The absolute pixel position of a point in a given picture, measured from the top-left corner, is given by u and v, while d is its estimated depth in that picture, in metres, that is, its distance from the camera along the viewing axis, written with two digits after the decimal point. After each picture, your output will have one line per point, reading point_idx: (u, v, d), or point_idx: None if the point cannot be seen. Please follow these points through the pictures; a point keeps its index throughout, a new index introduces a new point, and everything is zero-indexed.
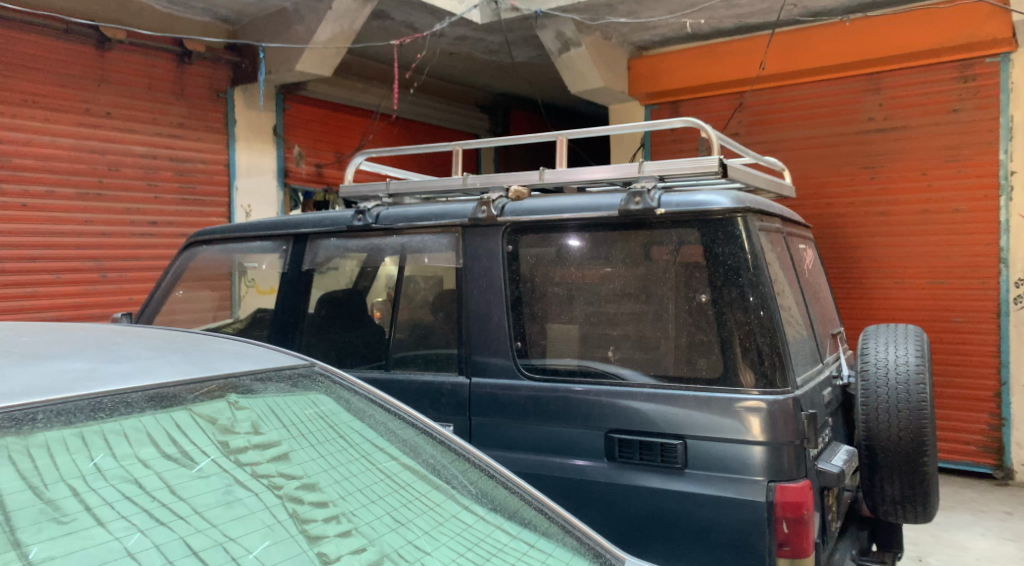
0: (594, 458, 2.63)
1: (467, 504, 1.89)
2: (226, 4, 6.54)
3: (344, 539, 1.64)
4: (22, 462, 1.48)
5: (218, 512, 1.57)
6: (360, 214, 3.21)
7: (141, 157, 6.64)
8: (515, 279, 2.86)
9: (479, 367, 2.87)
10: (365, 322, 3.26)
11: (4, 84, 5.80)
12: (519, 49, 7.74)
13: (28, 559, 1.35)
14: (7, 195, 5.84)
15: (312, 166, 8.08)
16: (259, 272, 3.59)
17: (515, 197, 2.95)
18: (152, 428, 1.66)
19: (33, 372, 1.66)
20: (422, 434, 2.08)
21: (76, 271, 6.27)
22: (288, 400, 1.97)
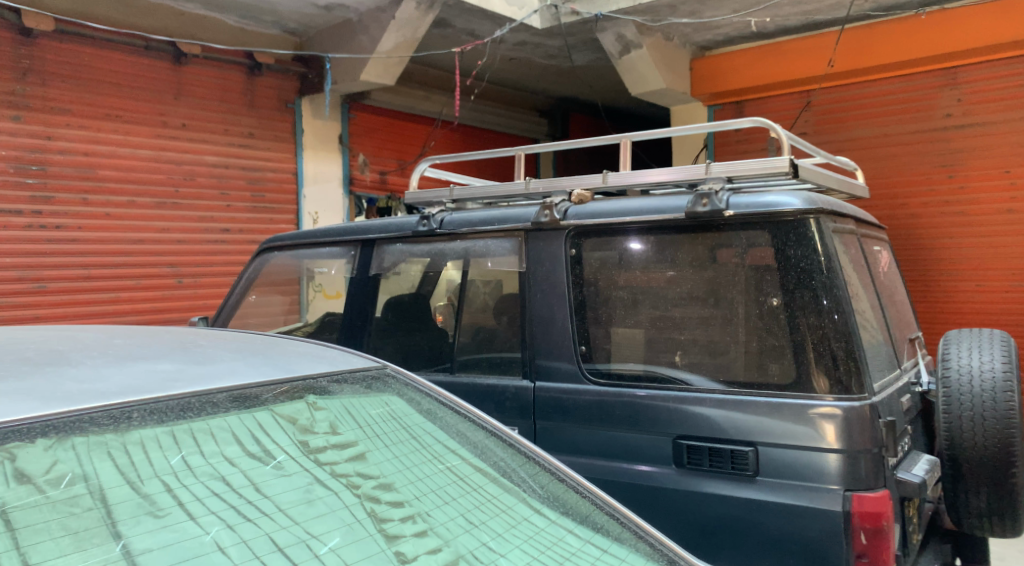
0: (660, 463, 2.61)
1: (539, 507, 1.90)
2: (295, 17, 6.72)
3: (420, 539, 1.67)
4: (119, 457, 1.55)
5: (301, 510, 1.61)
6: (425, 219, 3.25)
7: (214, 167, 6.87)
8: (579, 282, 2.86)
9: (543, 371, 2.88)
10: (428, 326, 3.32)
11: (89, 99, 6.07)
12: (580, 53, 7.74)
13: (128, 550, 1.41)
14: (91, 204, 6.10)
15: (376, 173, 8.22)
16: (327, 277, 3.68)
17: (578, 201, 2.96)
18: (236, 427, 1.72)
19: (127, 372, 1.74)
20: (493, 436, 2.09)
21: (154, 278, 6.51)
22: (362, 400, 2.01)
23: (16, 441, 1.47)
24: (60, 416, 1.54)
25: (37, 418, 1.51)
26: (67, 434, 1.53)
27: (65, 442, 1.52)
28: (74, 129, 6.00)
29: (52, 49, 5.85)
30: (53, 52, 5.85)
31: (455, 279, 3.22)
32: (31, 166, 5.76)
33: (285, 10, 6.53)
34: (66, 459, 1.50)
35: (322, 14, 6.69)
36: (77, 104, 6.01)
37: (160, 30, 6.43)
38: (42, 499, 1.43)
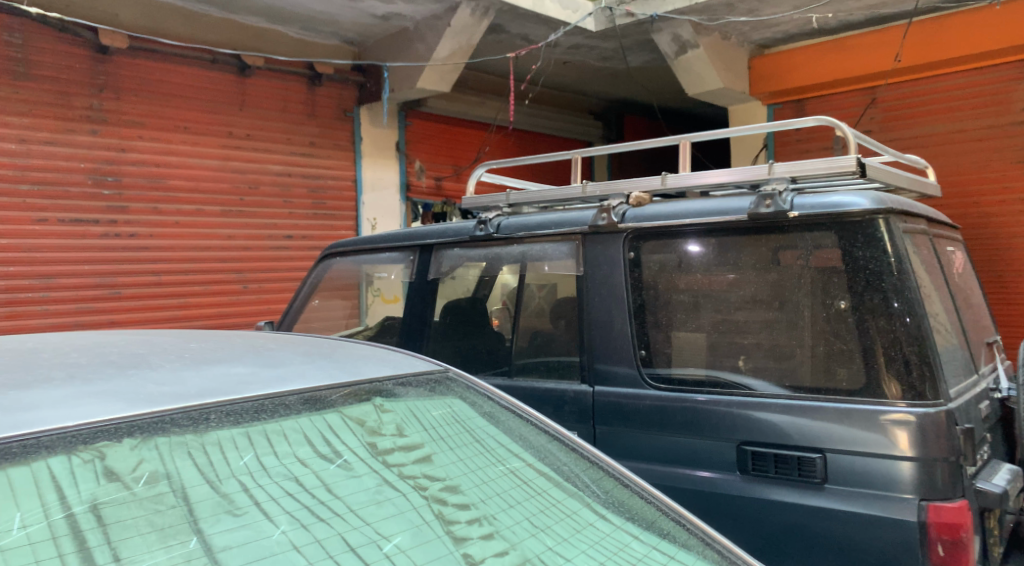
0: (723, 470, 2.57)
1: (605, 513, 1.89)
2: (354, 27, 6.85)
3: (487, 542, 1.68)
4: (198, 457, 1.60)
5: (371, 510, 1.64)
6: (482, 224, 3.28)
7: (277, 176, 7.04)
8: (637, 286, 2.84)
9: (602, 376, 2.86)
10: (485, 331, 3.35)
11: (160, 112, 6.28)
12: (635, 54, 7.69)
13: (208, 546, 1.46)
14: (162, 213, 6.31)
15: (432, 179, 8.31)
16: (385, 282, 3.74)
17: (636, 203, 2.95)
18: (308, 429, 1.76)
19: (205, 375, 1.80)
20: (555, 440, 2.09)
21: (220, 283, 6.70)
22: (426, 403, 2.04)
23: (104, 440, 1.54)
24: (144, 417, 1.60)
25: (122, 419, 1.58)
26: (150, 434, 1.59)
27: (149, 442, 1.58)
28: (146, 141, 6.21)
29: (125, 65, 6.07)
30: (126, 68, 6.07)
31: (511, 283, 3.23)
32: (107, 177, 5.99)
33: (344, 20, 6.66)
34: (151, 458, 1.56)
35: (380, 24, 6.80)
36: (148, 117, 6.22)
37: (226, 44, 6.61)
38: (130, 496, 1.49)
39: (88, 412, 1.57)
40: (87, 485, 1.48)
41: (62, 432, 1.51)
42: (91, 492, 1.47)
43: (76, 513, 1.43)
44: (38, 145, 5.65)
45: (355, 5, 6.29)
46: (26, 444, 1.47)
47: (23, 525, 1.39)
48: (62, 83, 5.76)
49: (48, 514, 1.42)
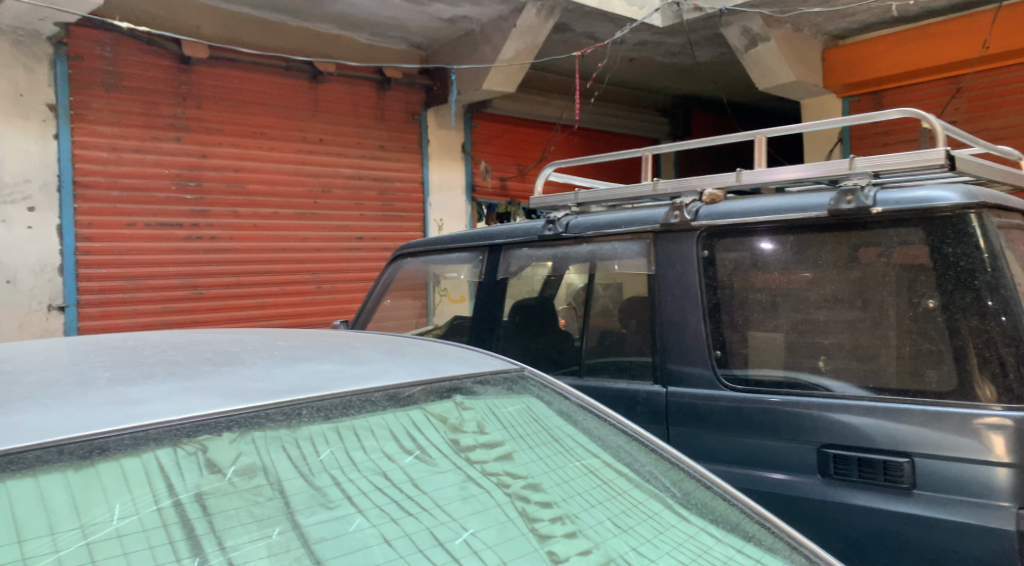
0: (803, 473, 2.51)
1: (688, 515, 1.86)
2: (421, 31, 6.94)
3: (572, 540, 1.68)
4: (291, 449, 1.65)
5: (457, 506, 1.67)
6: (551, 224, 3.28)
7: (348, 179, 7.19)
8: (712, 285, 2.79)
9: (676, 376, 2.83)
10: (553, 330, 3.35)
11: (238, 118, 6.48)
12: (703, 49, 7.58)
13: (304, 538, 1.50)
14: (241, 216, 6.51)
15: (497, 179, 8.36)
16: (455, 282, 3.78)
17: (709, 200, 2.88)
18: (393, 425, 1.79)
19: (295, 372, 1.86)
20: (634, 441, 2.08)
21: (296, 284, 6.89)
22: (505, 402, 2.06)
23: (206, 434, 1.59)
24: (241, 412, 1.66)
25: (222, 413, 1.63)
26: (247, 428, 1.63)
27: (246, 436, 1.62)
28: (226, 147, 6.42)
29: (206, 74, 6.28)
30: (207, 77, 6.28)
31: (578, 284, 3.22)
32: (189, 182, 6.20)
33: (412, 25, 6.76)
34: (248, 451, 1.61)
35: (447, 27, 6.88)
36: (228, 124, 6.42)
37: (299, 51, 6.78)
38: (231, 489, 1.54)
39: (191, 407, 1.63)
40: (191, 476, 1.53)
41: (167, 425, 1.57)
42: (195, 482, 1.52)
43: (184, 502, 1.49)
44: (127, 152, 5.89)
45: (423, 9, 6.37)
46: (136, 436, 1.53)
47: (135, 511, 1.45)
48: (149, 93, 6.00)
49: (157, 500, 1.48)
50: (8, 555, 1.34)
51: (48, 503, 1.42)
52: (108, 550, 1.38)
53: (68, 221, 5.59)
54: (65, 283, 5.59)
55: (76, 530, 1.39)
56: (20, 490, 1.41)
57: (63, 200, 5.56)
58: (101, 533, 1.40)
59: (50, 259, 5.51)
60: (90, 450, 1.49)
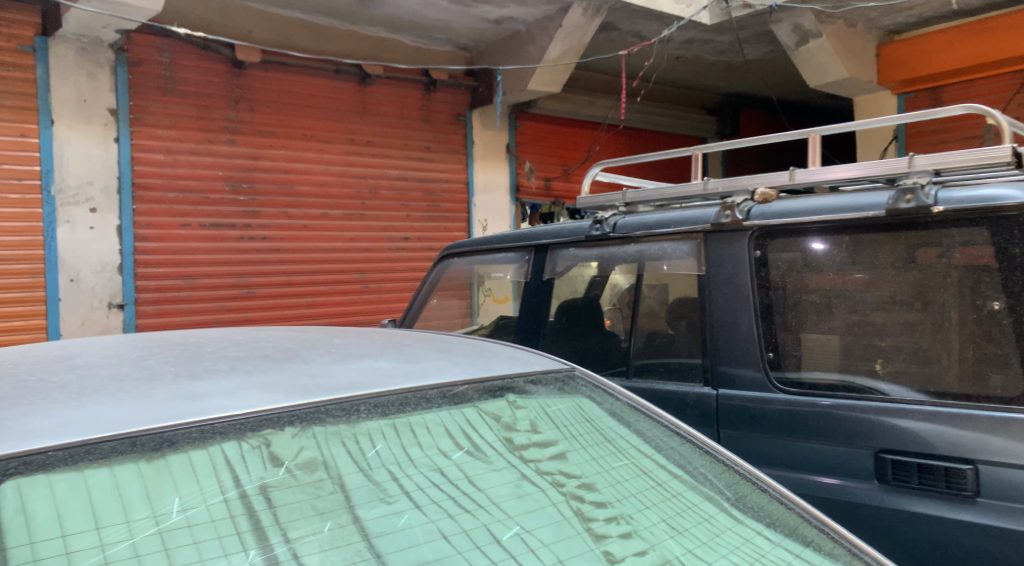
0: (860, 478, 2.46)
1: (743, 519, 1.84)
2: (468, 32, 6.98)
3: (627, 540, 1.67)
4: (350, 444, 1.67)
5: (512, 504, 1.68)
6: (598, 224, 3.25)
7: (395, 180, 7.28)
8: (764, 286, 2.74)
9: (726, 379, 2.78)
10: (600, 331, 3.34)
11: (289, 121, 6.59)
12: (752, 46, 7.48)
13: (365, 531, 1.52)
14: (292, 216, 6.62)
15: (542, 180, 8.36)
16: (501, 282, 3.78)
17: (762, 200, 2.82)
18: (448, 422, 1.81)
19: (351, 369, 1.89)
20: (688, 443, 2.06)
21: (344, 283, 6.99)
22: (558, 401, 2.06)
23: (269, 428, 1.62)
24: (302, 407, 1.68)
25: (284, 408, 1.66)
26: (308, 423, 1.66)
27: (307, 430, 1.65)
28: (277, 150, 6.54)
29: (258, 78, 6.40)
30: (259, 81, 6.40)
31: (623, 284, 3.21)
32: (241, 184, 6.33)
33: (458, 26, 6.81)
34: (310, 446, 1.63)
35: (493, 28, 6.91)
36: (279, 126, 6.54)
37: (348, 55, 6.87)
38: (294, 482, 1.57)
39: (255, 402, 1.66)
40: (256, 469, 1.56)
41: (232, 419, 1.60)
42: (260, 475, 1.55)
43: (249, 494, 1.52)
44: (183, 155, 6.03)
45: (470, 10, 6.40)
46: (203, 429, 1.57)
47: (203, 502, 1.48)
48: (204, 97, 6.14)
49: (224, 491, 1.51)
50: (85, 542, 1.38)
51: (122, 492, 1.46)
52: (179, 539, 1.42)
53: (127, 221, 5.74)
54: (125, 281, 5.72)
55: (150, 519, 1.43)
56: (95, 480, 1.45)
57: (123, 201, 5.71)
58: (172, 521, 1.44)
59: (110, 258, 5.65)
60: (160, 443, 1.52)
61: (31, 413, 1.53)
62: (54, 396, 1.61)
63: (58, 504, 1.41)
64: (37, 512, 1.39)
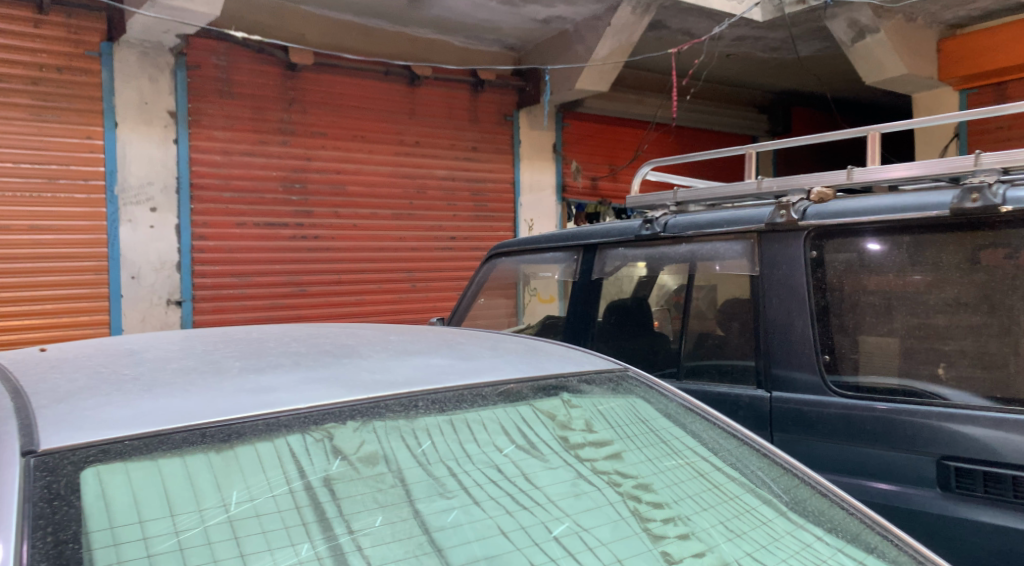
0: (921, 485, 2.40)
1: (804, 523, 1.81)
2: (516, 32, 7.00)
3: (685, 542, 1.66)
4: (409, 440, 1.69)
5: (569, 502, 1.69)
6: (649, 223, 3.21)
7: (443, 180, 7.33)
8: (821, 287, 2.69)
9: (780, 381, 2.73)
10: (649, 331, 3.32)
11: (341, 122, 6.68)
12: (805, 43, 7.35)
13: (425, 525, 1.53)
14: (342, 216, 6.71)
15: (589, 179, 8.32)
16: (548, 282, 3.78)
17: (818, 199, 2.79)
18: (504, 420, 1.82)
19: (408, 366, 1.91)
20: (745, 445, 2.03)
21: (393, 282, 7.06)
22: (612, 401, 2.05)
23: (332, 421, 1.64)
24: (362, 402, 1.70)
25: (345, 403, 1.68)
26: (369, 417, 1.68)
27: (368, 425, 1.67)
28: (329, 151, 6.63)
29: (310, 80, 6.50)
30: (312, 83, 6.51)
31: (672, 285, 3.19)
32: (295, 184, 6.44)
33: (507, 27, 6.83)
34: (371, 440, 1.65)
35: (541, 28, 6.91)
36: (330, 127, 6.63)
37: (398, 57, 6.95)
38: (357, 474, 1.59)
39: (317, 396, 1.69)
40: (319, 460, 1.59)
41: (297, 413, 1.63)
42: (322, 467, 1.58)
43: (314, 485, 1.54)
44: (238, 156, 6.15)
45: (519, 11, 6.41)
46: (269, 422, 1.59)
47: (270, 491, 1.51)
48: (259, 99, 6.26)
49: (289, 481, 1.54)
50: (161, 529, 1.42)
51: (194, 481, 1.49)
52: (248, 528, 1.45)
53: (185, 220, 5.88)
54: (182, 279, 5.87)
55: (221, 507, 1.47)
56: (169, 469, 1.49)
57: (181, 201, 5.85)
58: (242, 509, 1.47)
59: (169, 256, 5.81)
60: (229, 434, 1.55)
61: (108, 404, 1.57)
62: (129, 388, 1.65)
63: (136, 491, 1.45)
64: (116, 499, 1.43)
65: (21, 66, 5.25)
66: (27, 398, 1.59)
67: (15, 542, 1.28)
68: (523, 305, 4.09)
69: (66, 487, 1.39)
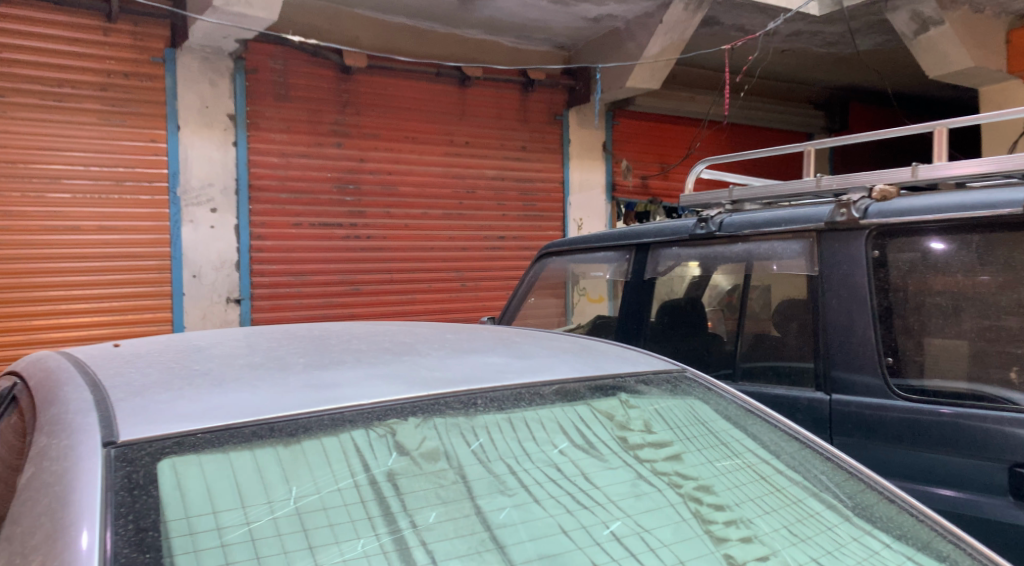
0: (991, 493, 2.31)
1: (870, 528, 1.76)
2: (566, 31, 6.99)
3: (748, 545, 1.64)
4: (468, 437, 1.69)
5: (629, 502, 1.67)
6: (703, 222, 3.16)
7: (492, 180, 7.36)
8: (883, 287, 2.61)
9: (840, 384, 2.66)
10: (704, 331, 3.27)
11: (393, 124, 6.75)
12: (864, 37, 7.18)
13: (486, 522, 1.54)
14: (394, 216, 6.78)
15: (639, 178, 8.25)
16: (597, 281, 3.76)
17: (881, 197, 2.69)
18: (561, 419, 1.82)
19: (466, 363, 1.92)
20: (807, 449, 1.99)
21: (443, 281, 7.10)
22: (670, 402, 2.02)
23: (394, 417, 1.66)
24: (422, 399, 1.72)
25: (406, 400, 1.70)
26: (429, 414, 1.69)
27: (429, 421, 1.68)
28: (382, 152, 6.70)
29: (364, 83, 6.58)
30: (365, 86, 6.59)
31: (724, 285, 3.14)
32: (348, 185, 6.52)
33: (557, 26, 6.83)
34: (431, 436, 1.67)
35: (591, 26, 6.88)
36: (383, 129, 6.70)
37: (449, 57, 6.99)
38: (419, 470, 1.60)
39: (378, 393, 1.71)
40: (382, 455, 1.61)
41: (360, 408, 1.65)
42: (385, 462, 1.60)
43: (378, 479, 1.56)
44: (295, 157, 6.27)
45: (569, 9, 6.40)
46: (334, 417, 1.62)
47: (334, 485, 1.53)
48: (315, 101, 6.36)
49: (353, 476, 1.56)
50: (233, 519, 1.44)
51: (263, 473, 1.52)
52: (316, 521, 1.47)
53: (244, 220, 6.01)
54: (242, 278, 6.00)
55: (289, 500, 1.49)
56: (240, 461, 1.52)
57: (240, 202, 5.98)
58: (309, 502, 1.50)
59: (229, 256, 5.94)
60: (296, 429, 1.58)
61: (180, 398, 1.61)
62: (201, 382, 1.69)
63: (209, 483, 1.48)
64: (191, 490, 1.46)
65: (91, 73, 5.43)
66: (105, 391, 1.64)
67: (99, 530, 1.32)
68: (572, 305, 4.08)
69: (145, 477, 1.42)
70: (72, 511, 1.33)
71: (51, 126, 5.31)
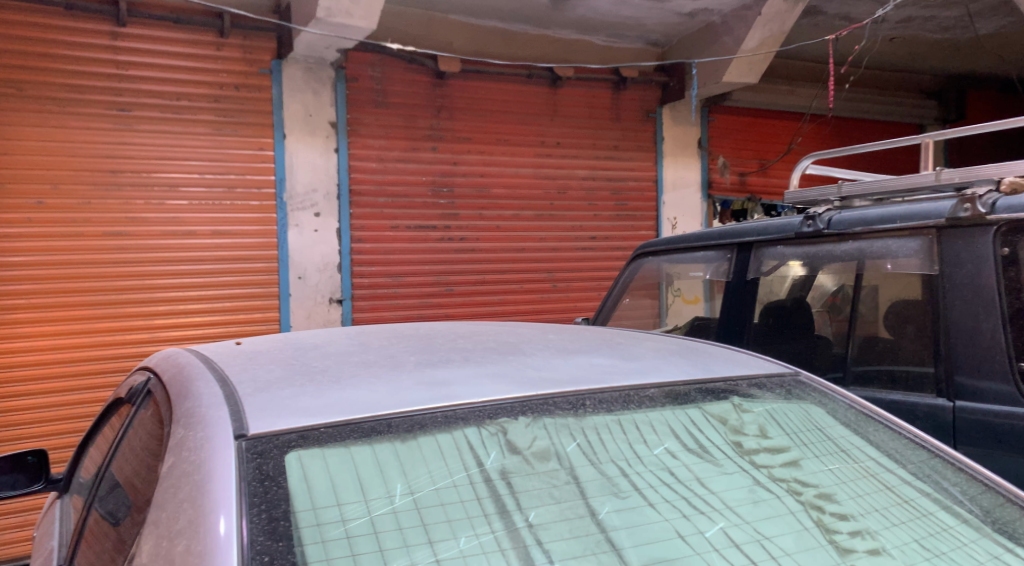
0: None
1: (1010, 546, 1.66)
2: (660, 28, 6.89)
3: (876, 557, 1.56)
4: (579, 438, 1.68)
5: (748, 509, 1.62)
6: (810, 220, 3.02)
7: (584, 180, 7.31)
8: (1014, 287, 2.44)
9: (965, 389, 2.51)
10: (811, 333, 3.13)
11: (486, 127, 6.81)
12: (984, 20, 6.78)
13: (601, 523, 1.52)
14: (485, 217, 6.84)
15: (737, 175, 8.00)
16: (694, 282, 3.67)
17: (1011, 190, 2.49)
18: (673, 421, 1.78)
19: (572, 364, 1.90)
20: (935, 458, 1.88)
21: (534, 282, 7.11)
22: (785, 406, 1.94)
23: (505, 416, 1.66)
24: (532, 399, 1.71)
25: (516, 399, 1.69)
26: (539, 414, 1.68)
27: (539, 421, 1.67)
28: (475, 155, 6.77)
29: (458, 87, 6.67)
30: (459, 90, 6.67)
31: (830, 286, 3.01)
32: (442, 189, 6.62)
33: (651, 23, 6.74)
34: (542, 436, 1.66)
35: (686, 21, 6.76)
36: (476, 132, 6.77)
37: (541, 58, 7.00)
38: (532, 469, 1.60)
39: (487, 392, 1.71)
40: (495, 453, 1.61)
41: (473, 406, 1.66)
42: (498, 461, 1.60)
43: (492, 477, 1.56)
44: (392, 162, 6.39)
45: (663, 5, 6.30)
46: (447, 415, 1.63)
47: (450, 481, 1.55)
48: (412, 107, 6.48)
49: (465, 473, 1.57)
50: (356, 511, 1.47)
51: (381, 466, 1.55)
52: (434, 516, 1.49)
53: (345, 224, 6.17)
54: (343, 279, 6.18)
55: (406, 495, 1.51)
56: (360, 455, 1.55)
57: (342, 206, 6.15)
58: (426, 496, 1.52)
59: (331, 257, 6.12)
60: (412, 425, 1.60)
61: (302, 394, 1.66)
62: (319, 379, 1.74)
63: (332, 476, 1.51)
64: (316, 482, 1.49)
65: (205, 85, 5.71)
66: (233, 387, 1.70)
67: (235, 518, 1.37)
68: (667, 306, 3.99)
69: (275, 469, 1.47)
70: (210, 499, 1.39)
71: (169, 137, 5.60)
